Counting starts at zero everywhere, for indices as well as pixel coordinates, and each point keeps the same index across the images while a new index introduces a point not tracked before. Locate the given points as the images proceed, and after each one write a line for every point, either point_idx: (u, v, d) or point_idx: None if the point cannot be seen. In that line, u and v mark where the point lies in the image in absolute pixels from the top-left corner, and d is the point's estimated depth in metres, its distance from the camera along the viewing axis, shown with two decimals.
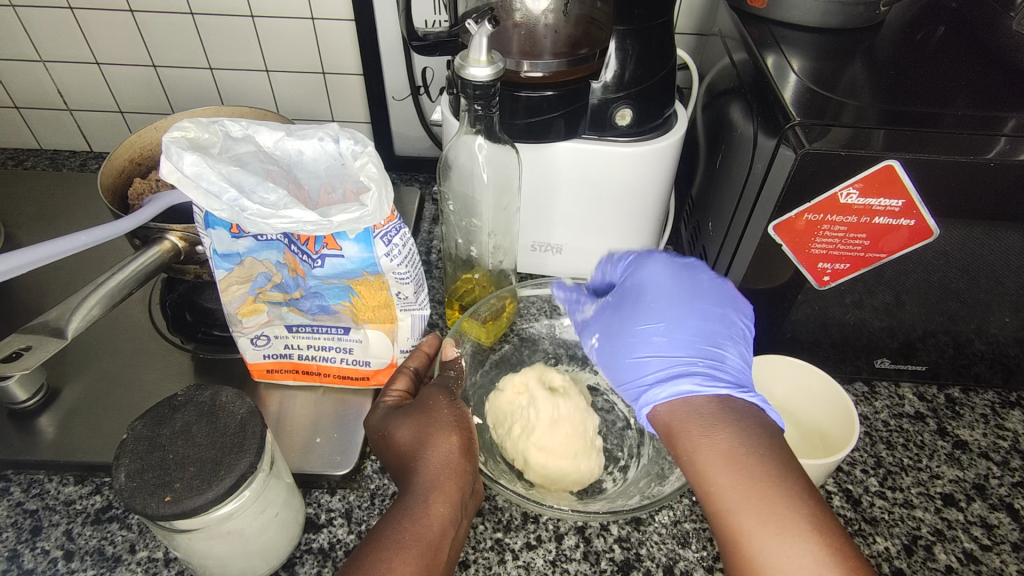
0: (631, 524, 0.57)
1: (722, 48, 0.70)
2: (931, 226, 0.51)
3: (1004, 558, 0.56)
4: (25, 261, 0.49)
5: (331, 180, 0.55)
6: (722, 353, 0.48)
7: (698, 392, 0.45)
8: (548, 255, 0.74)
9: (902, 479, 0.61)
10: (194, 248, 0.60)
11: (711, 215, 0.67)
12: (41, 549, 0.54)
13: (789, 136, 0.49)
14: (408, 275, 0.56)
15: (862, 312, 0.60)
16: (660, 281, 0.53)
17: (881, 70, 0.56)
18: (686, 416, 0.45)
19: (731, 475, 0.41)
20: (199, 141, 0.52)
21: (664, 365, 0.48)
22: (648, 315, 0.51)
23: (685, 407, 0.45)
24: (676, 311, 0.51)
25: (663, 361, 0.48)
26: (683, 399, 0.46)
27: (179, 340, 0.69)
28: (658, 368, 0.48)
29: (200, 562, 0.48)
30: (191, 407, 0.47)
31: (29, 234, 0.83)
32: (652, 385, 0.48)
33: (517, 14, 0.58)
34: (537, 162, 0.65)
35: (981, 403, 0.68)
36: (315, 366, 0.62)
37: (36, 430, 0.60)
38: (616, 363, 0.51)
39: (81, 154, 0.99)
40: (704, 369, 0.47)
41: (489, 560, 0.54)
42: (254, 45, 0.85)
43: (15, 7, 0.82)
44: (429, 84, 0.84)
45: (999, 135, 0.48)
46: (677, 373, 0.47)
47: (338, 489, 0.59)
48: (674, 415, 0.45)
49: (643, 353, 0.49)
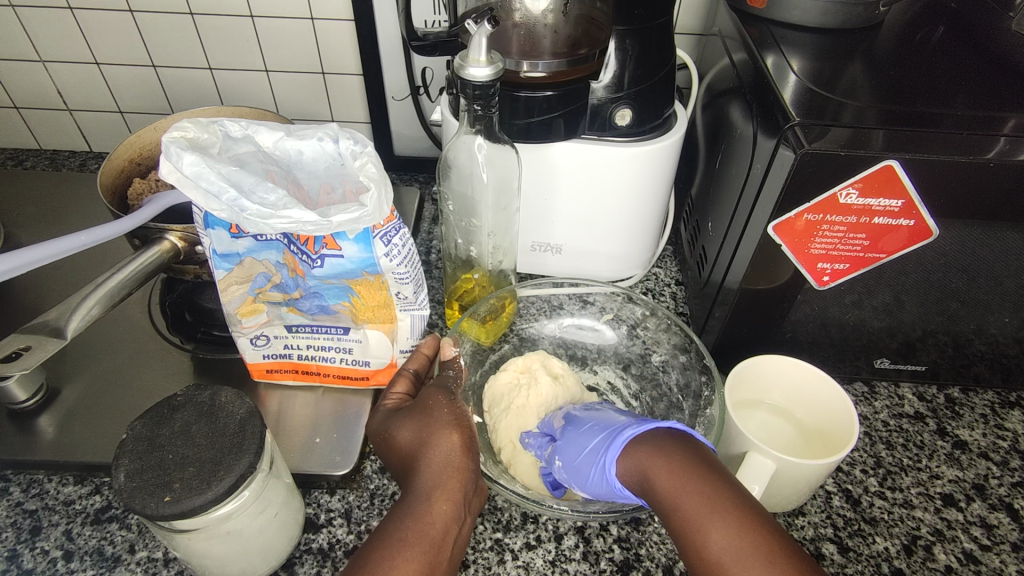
0: (631, 524, 0.57)
1: (721, 48, 0.70)
2: (931, 226, 0.51)
3: (1004, 558, 0.56)
4: (26, 261, 0.49)
5: (331, 180, 0.55)
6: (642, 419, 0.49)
7: (642, 430, 0.45)
8: (548, 255, 0.74)
9: (902, 479, 0.61)
10: (194, 248, 0.60)
11: (711, 215, 0.67)
12: (41, 549, 0.54)
13: (789, 136, 0.49)
14: (408, 275, 0.56)
15: (862, 312, 0.60)
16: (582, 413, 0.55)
17: (881, 70, 0.56)
18: (642, 454, 0.43)
19: (673, 480, 0.40)
20: (199, 141, 0.52)
21: (608, 437, 0.47)
22: (579, 429, 0.52)
23: (647, 448, 0.43)
24: (601, 415, 0.53)
25: (604, 438, 0.47)
26: (633, 441, 0.44)
27: (179, 340, 0.69)
28: (604, 442, 0.47)
29: (199, 563, 0.48)
30: (191, 407, 0.47)
31: (29, 234, 0.83)
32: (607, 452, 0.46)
33: (517, 14, 0.59)
34: (537, 162, 0.65)
35: (981, 404, 0.68)
36: (315, 366, 0.62)
37: (36, 430, 0.60)
38: (578, 467, 0.49)
39: (81, 154, 0.99)
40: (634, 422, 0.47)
41: (489, 560, 0.54)
42: (254, 45, 0.85)
43: (15, 7, 0.82)
44: (429, 84, 0.84)
45: (998, 135, 0.48)
46: (615, 433, 0.46)
47: (338, 489, 0.59)
48: (638, 455, 0.43)
49: (592, 446, 0.48)
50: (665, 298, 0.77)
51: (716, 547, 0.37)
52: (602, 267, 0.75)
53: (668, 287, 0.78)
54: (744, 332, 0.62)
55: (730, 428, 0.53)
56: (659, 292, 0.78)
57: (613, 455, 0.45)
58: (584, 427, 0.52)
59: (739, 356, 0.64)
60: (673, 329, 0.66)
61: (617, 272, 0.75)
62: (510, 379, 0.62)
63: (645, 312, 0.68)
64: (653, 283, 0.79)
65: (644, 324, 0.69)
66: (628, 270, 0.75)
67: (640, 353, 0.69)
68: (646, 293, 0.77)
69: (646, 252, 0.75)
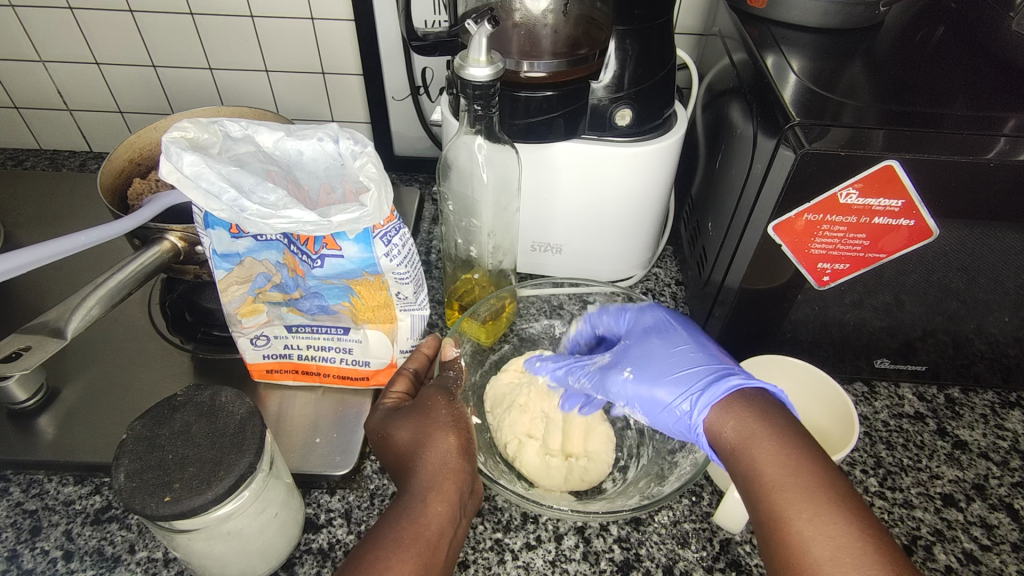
0: (631, 524, 0.57)
1: (722, 48, 0.70)
2: (931, 226, 0.51)
3: (1004, 558, 0.56)
4: (26, 261, 0.49)
5: (331, 180, 0.55)
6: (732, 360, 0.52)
7: (746, 385, 0.48)
8: (548, 255, 0.74)
9: (902, 479, 0.61)
10: (194, 248, 0.59)
11: (711, 215, 0.67)
12: (41, 549, 0.54)
13: (789, 136, 0.49)
14: (408, 275, 0.56)
15: (862, 312, 0.60)
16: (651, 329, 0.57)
17: (881, 70, 0.56)
18: (744, 407, 0.46)
19: (768, 453, 0.43)
20: (199, 141, 0.52)
21: (706, 376, 0.50)
22: (655, 351, 0.55)
23: (747, 407, 0.46)
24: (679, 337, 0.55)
25: (703, 372, 0.50)
26: (736, 391, 0.48)
27: (179, 340, 0.69)
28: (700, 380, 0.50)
29: (199, 563, 0.48)
30: (191, 407, 0.47)
31: (29, 234, 0.83)
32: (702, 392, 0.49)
33: (517, 14, 0.58)
34: (537, 162, 0.65)
35: (981, 403, 0.68)
36: (315, 367, 0.62)
37: (36, 430, 0.60)
38: (656, 386, 0.52)
39: (81, 154, 0.99)
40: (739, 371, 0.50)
41: (489, 560, 0.54)
42: (254, 45, 0.85)
43: (14, 7, 0.82)
44: (429, 84, 0.84)
45: (999, 135, 0.48)
46: (725, 375, 0.49)
47: (338, 489, 0.59)
48: (750, 407, 0.46)
49: (680, 378, 0.51)
50: (665, 298, 0.77)
51: (805, 529, 0.40)
52: (603, 267, 0.75)
53: (668, 287, 0.79)
54: (744, 332, 0.62)
55: None
56: (659, 292, 0.78)
57: (725, 391, 0.48)
58: (660, 351, 0.54)
59: (739, 356, 0.64)
60: None
61: (617, 272, 0.75)
62: (509, 380, 0.63)
63: None
64: (653, 283, 0.79)
65: None
66: (628, 270, 0.75)
67: None
68: (646, 293, 0.77)
69: (646, 252, 0.75)
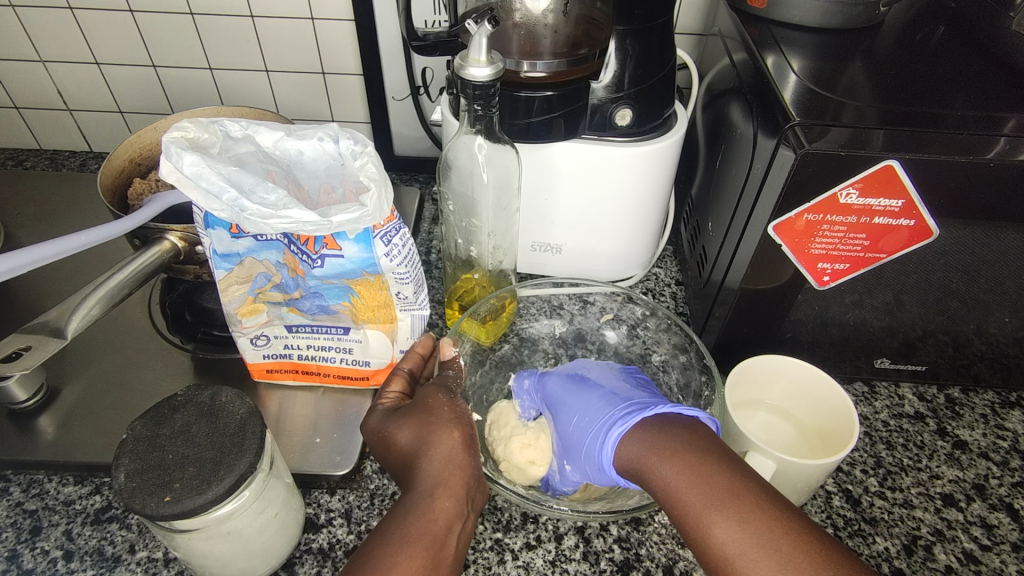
0: (631, 524, 0.57)
1: (721, 48, 0.70)
2: (932, 226, 0.51)
3: (1004, 558, 0.56)
4: (26, 261, 0.49)
5: (331, 180, 0.55)
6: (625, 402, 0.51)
7: (629, 425, 0.47)
8: (548, 255, 0.74)
9: (902, 479, 0.61)
10: (194, 248, 0.60)
11: (711, 215, 0.67)
12: (41, 549, 0.54)
13: (789, 136, 0.49)
14: (408, 275, 0.56)
15: (862, 312, 0.60)
16: (559, 394, 0.57)
17: (880, 70, 0.56)
18: (637, 442, 0.46)
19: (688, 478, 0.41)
20: (199, 141, 0.52)
21: (598, 431, 0.49)
22: (568, 422, 0.54)
23: (638, 440, 0.46)
24: (580, 404, 0.54)
25: (597, 429, 0.50)
26: (641, 421, 0.47)
27: (179, 340, 0.69)
28: (594, 441, 0.49)
29: (200, 562, 0.48)
30: (191, 407, 0.47)
31: (29, 234, 0.83)
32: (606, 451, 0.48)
33: (517, 14, 0.59)
34: (536, 162, 0.65)
35: (981, 403, 0.68)
36: (315, 366, 0.62)
37: (36, 430, 0.60)
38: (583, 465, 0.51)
39: (81, 154, 0.99)
40: (619, 415, 0.49)
41: (489, 560, 0.54)
42: (254, 45, 0.85)
43: (15, 6, 0.82)
44: (429, 84, 0.84)
45: (999, 135, 0.48)
46: (608, 429, 0.49)
47: (338, 489, 0.59)
48: (636, 449, 0.45)
49: (586, 441, 0.50)
50: (665, 298, 0.77)
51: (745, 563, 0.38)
52: (603, 267, 0.75)
53: (668, 287, 0.79)
54: (744, 332, 0.62)
55: (731, 428, 0.53)
56: (659, 292, 0.78)
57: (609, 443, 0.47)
58: (572, 431, 0.53)
59: (739, 356, 0.64)
60: (673, 330, 0.66)
61: (617, 272, 0.75)
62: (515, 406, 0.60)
63: (645, 312, 0.68)
64: (653, 283, 0.79)
65: (644, 324, 0.69)
66: (628, 270, 0.75)
67: (640, 353, 0.69)
68: (646, 293, 0.77)
69: (646, 252, 0.75)
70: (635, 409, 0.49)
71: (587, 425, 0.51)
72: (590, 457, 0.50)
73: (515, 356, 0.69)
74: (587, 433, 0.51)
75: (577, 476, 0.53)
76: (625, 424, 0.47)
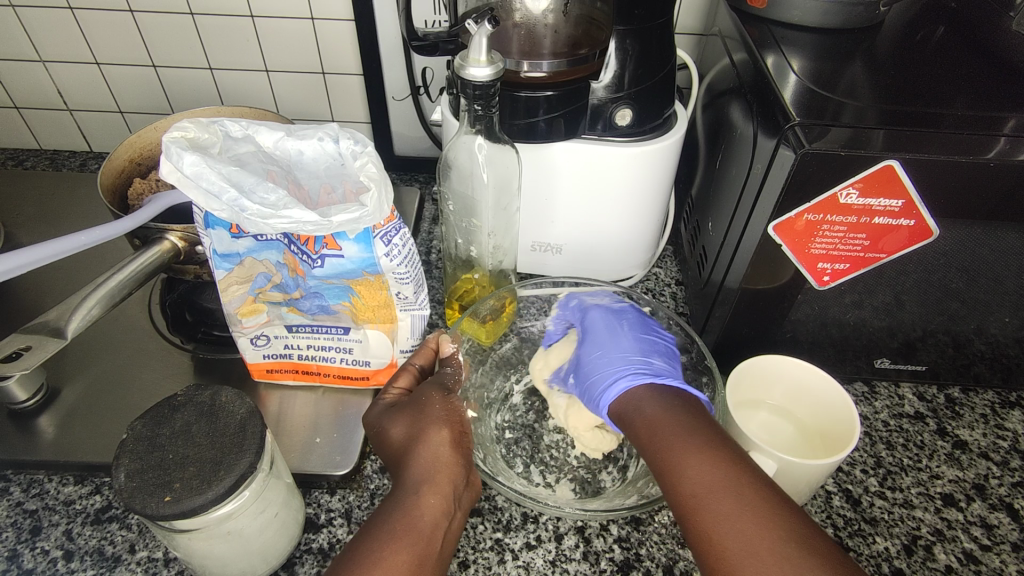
0: (631, 524, 0.57)
1: (722, 48, 0.70)
2: (931, 226, 0.51)
3: (1004, 558, 0.56)
4: (26, 260, 0.49)
5: (331, 180, 0.55)
6: (651, 360, 0.56)
7: (633, 386, 0.53)
8: (548, 255, 0.74)
9: (902, 479, 0.61)
10: (194, 248, 0.59)
11: (711, 215, 0.67)
12: (41, 549, 0.54)
13: (789, 136, 0.49)
14: (408, 275, 0.56)
15: (862, 312, 0.60)
16: (605, 318, 0.61)
17: (880, 70, 0.56)
18: (633, 401, 0.52)
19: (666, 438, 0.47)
20: (199, 141, 0.52)
21: (609, 371, 0.55)
22: (590, 350, 0.59)
23: (627, 398, 0.52)
24: (612, 341, 0.59)
25: (646, 346, 0.58)
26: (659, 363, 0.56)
27: (179, 341, 0.69)
28: (606, 371, 0.55)
29: (199, 562, 0.48)
30: (191, 407, 0.47)
31: (29, 234, 0.83)
32: (602, 385, 0.55)
33: (517, 14, 0.59)
34: (536, 162, 0.65)
35: (981, 403, 0.68)
36: (315, 367, 0.62)
37: (36, 430, 0.60)
38: (611, 347, 0.58)
39: (81, 154, 0.99)
40: (638, 370, 0.54)
41: (489, 560, 0.54)
42: (254, 45, 0.85)
43: (15, 7, 0.82)
44: (429, 84, 0.84)
45: (999, 135, 0.48)
46: (652, 355, 0.57)
47: (338, 489, 0.59)
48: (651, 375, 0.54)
49: (594, 374, 0.56)
50: (665, 298, 0.77)
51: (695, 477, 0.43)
52: (603, 267, 0.75)
53: (668, 287, 0.79)
54: (744, 333, 0.62)
55: (731, 429, 0.53)
56: (659, 292, 0.78)
57: (651, 358, 0.56)
58: (624, 332, 0.59)
59: (738, 356, 0.64)
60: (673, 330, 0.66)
61: (618, 272, 0.75)
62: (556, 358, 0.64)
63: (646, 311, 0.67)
64: (653, 283, 0.79)
65: None
66: (628, 270, 0.75)
67: None
68: (646, 293, 0.77)
69: (646, 252, 0.75)
70: (648, 370, 0.54)
71: (605, 354, 0.57)
72: (622, 345, 0.58)
73: (515, 356, 0.69)
74: (600, 367, 0.56)
75: (591, 353, 0.59)
76: (660, 363, 0.56)
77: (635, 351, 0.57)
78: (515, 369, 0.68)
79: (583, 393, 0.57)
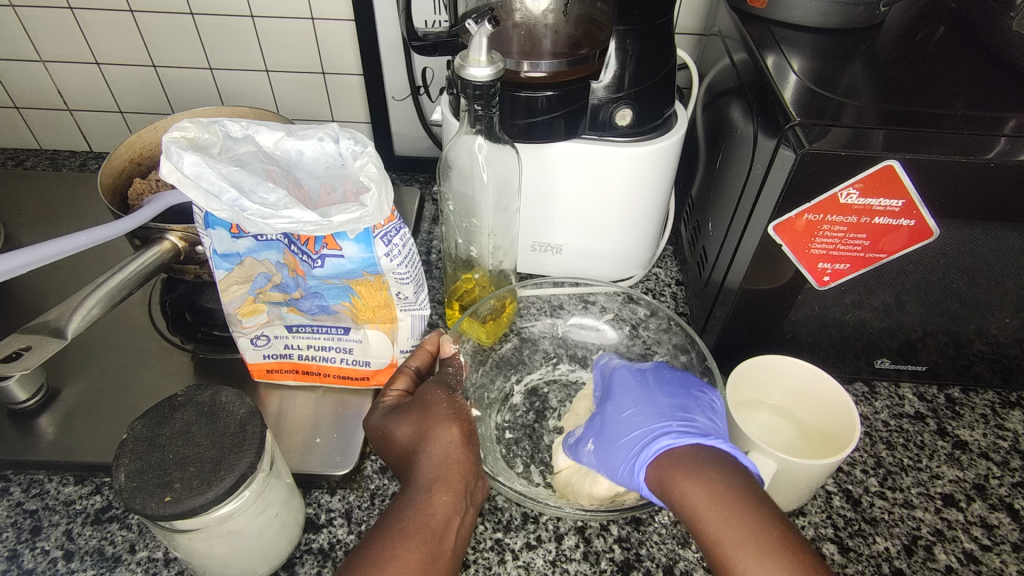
0: (631, 524, 0.57)
1: (722, 48, 0.70)
2: (931, 226, 0.51)
3: (1005, 558, 0.56)
4: (27, 261, 0.49)
5: (331, 180, 0.55)
6: (691, 417, 0.50)
7: (676, 444, 0.47)
8: (548, 255, 0.74)
9: (902, 479, 0.61)
10: (194, 248, 0.59)
11: (711, 215, 0.67)
12: (41, 549, 0.54)
13: (789, 136, 0.49)
14: (408, 275, 0.56)
15: (862, 312, 0.60)
16: (637, 377, 0.56)
17: (880, 70, 0.56)
18: (674, 463, 0.46)
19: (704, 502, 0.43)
20: (199, 141, 0.52)
21: (646, 431, 0.49)
22: (622, 408, 0.53)
23: (668, 459, 0.46)
24: (644, 399, 0.53)
25: (682, 402, 0.52)
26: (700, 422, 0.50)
27: (179, 340, 0.69)
28: (642, 433, 0.49)
29: (200, 563, 0.48)
30: (191, 408, 0.47)
31: (29, 234, 0.83)
32: (639, 451, 0.48)
33: (517, 14, 0.59)
34: (537, 162, 0.65)
35: (981, 404, 0.68)
36: (315, 366, 0.62)
37: (36, 430, 0.61)
38: (643, 405, 0.52)
39: (81, 154, 0.99)
40: (678, 428, 0.48)
41: (489, 560, 0.54)
42: (254, 45, 0.85)
43: (15, 7, 0.82)
44: (429, 84, 0.84)
45: (999, 135, 0.48)
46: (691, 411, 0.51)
47: (338, 489, 0.59)
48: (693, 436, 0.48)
49: (627, 434, 0.50)
50: (665, 298, 0.77)
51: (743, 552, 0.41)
52: (603, 267, 0.75)
53: (668, 287, 0.78)
54: (744, 333, 0.62)
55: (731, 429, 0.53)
56: (659, 292, 0.78)
57: (690, 416, 0.51)
58: (656, 389, 0.54)
59: (738, 356, 0.64)
60: (673, 330, 0.66)
61: (618, 272, 0.75)
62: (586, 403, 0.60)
63: (646, 312, 0.68)
64: (653, 283, 0.79)
65: (645, 324, 0.68)
66: (629, 270, 0.75)
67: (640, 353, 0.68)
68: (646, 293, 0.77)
69: (646, 252, 0.75)
70: (691, 430, 0.48)
71: (642, 412, 0.51)
72: (655, 403, 0.52)
73: (515, 356, 0.69)
74: (632, 426, 0.51)
75: (621, 413, 0.53)
76: (702, 421, 0.50)
77: (672, 408, 0.52)
78: (515, 369, 0.68)
79: (615, 457, 0.50)
